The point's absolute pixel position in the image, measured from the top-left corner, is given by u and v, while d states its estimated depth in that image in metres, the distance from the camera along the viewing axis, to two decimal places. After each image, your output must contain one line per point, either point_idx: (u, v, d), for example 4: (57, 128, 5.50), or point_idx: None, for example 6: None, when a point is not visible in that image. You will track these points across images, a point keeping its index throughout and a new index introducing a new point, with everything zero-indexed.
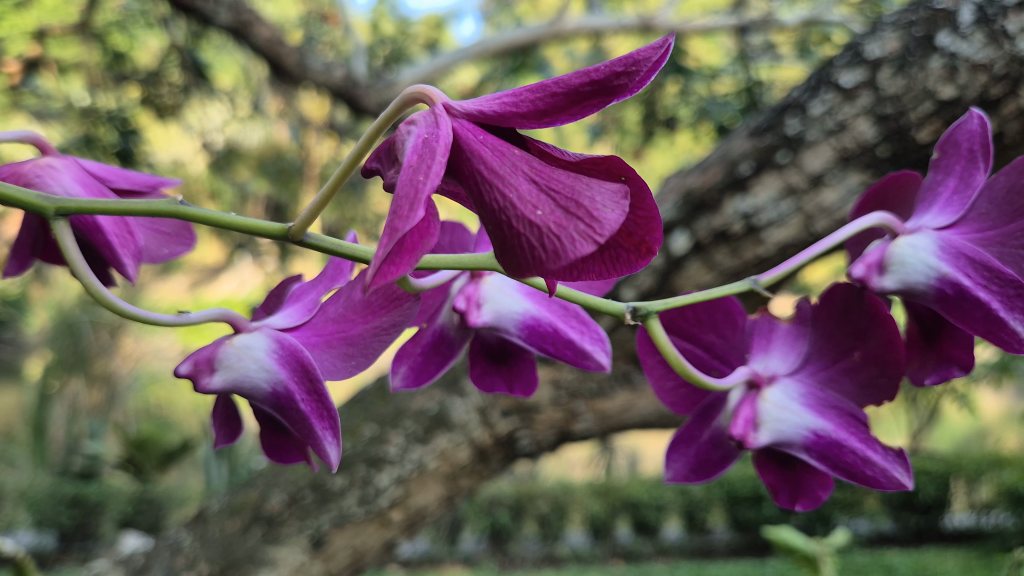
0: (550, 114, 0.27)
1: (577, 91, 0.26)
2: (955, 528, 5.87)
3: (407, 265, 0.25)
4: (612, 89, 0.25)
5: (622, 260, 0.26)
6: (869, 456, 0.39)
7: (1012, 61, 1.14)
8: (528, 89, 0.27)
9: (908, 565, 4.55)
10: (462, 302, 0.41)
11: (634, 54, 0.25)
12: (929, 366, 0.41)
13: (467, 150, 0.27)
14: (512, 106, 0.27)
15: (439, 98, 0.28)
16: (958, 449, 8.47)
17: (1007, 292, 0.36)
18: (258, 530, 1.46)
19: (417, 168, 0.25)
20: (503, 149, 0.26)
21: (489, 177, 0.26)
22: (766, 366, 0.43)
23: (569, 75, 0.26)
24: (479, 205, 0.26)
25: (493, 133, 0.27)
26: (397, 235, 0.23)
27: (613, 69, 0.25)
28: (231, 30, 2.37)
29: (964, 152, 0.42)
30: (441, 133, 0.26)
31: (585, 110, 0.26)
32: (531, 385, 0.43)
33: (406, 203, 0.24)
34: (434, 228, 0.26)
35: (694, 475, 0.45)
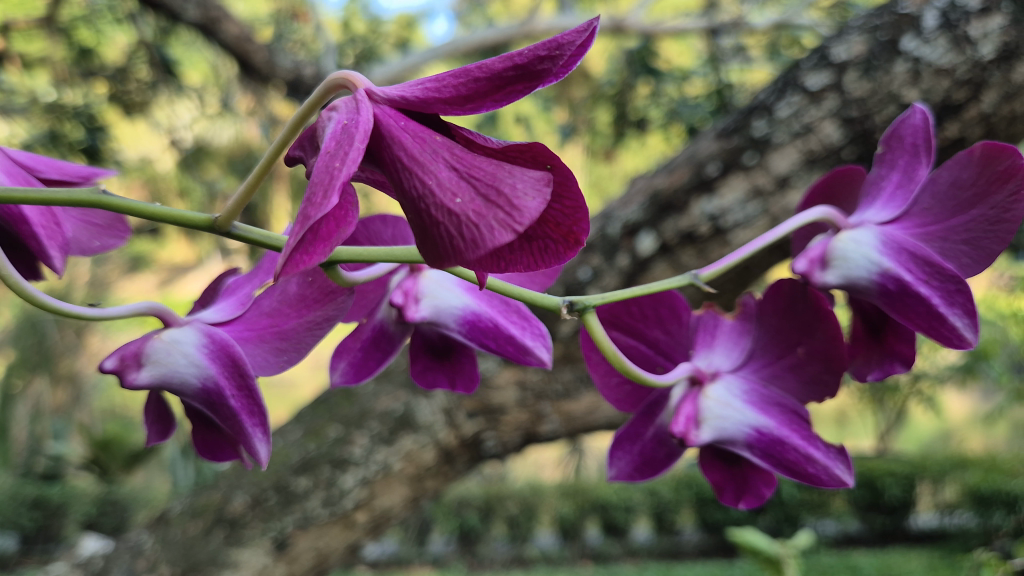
0: (472, 100, 0.26)
1: (500, 75, 0.25)
2: (920, 529, 5.94)
3: (321, 254, 0.24)
4: (538, 73, 0.25)
5: (550, 251, 0.26)
6: (810, 453, 0.38)
7: (974, 66, 1.21)
8: (451, 73, 0.26)
9: (874, 565, 4.59)
10: (400, 297, 0.40)
11: (559, 37, 0.24)
12: (872, 361, 0.41)
13: (387, 135, 0.26)
14: (435, 91, 0.26)
15: (361, 83, 0.27)
16: (925, 451, 8.55)
17: (948, 287, 0.36)
18: (220, 532, 1.44)
19: (334, 153, 0.24)
20: (424, 135, 0.25)
21: (409, 164, 0.25)
22: (709, 363, 0.42)
23: (491, 60, 0.26)
24: (398, 193, 0.25)
25: (414, 118, 0.26)
26: (309, 222, 0.22)
27: (537, 53, 0.25)
28: (199, 26, 2.36)
29: (907, 147, 0.41)
30: (361, 119, 0.25)
31: (510, 95, 0.25)
32: (473, 380, 0.42)
33: (321, 190, 0.23)
34: (353, 219, 0.25)
35: (639, 474, 0.44)
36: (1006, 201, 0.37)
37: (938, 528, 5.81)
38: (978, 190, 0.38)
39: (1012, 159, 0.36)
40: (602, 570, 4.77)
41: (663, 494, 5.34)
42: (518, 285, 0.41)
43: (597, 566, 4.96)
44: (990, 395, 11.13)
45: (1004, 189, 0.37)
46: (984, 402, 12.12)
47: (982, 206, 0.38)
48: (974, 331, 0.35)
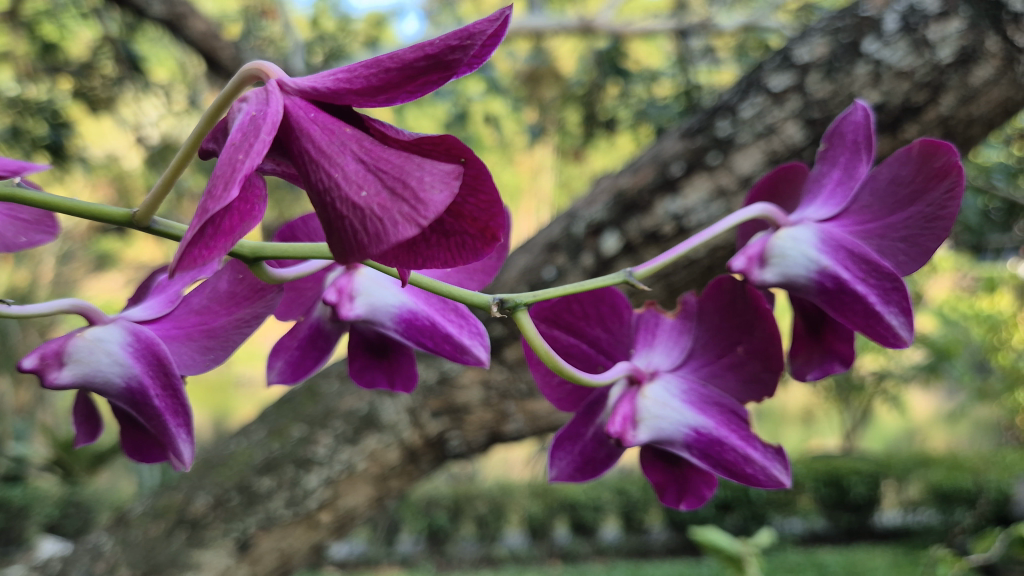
0: (385, 92, 0.26)
1: (411, 66, 0.25)
2: (884, 526, 6.01)
3: (221, 248, 0.24)
4: (448, 65, 0.25)
5: (468, 247, 0.25)
6: (749, 454, 0.38)
7: (932, 69, 1.30)
8: (363, 64, 0.26)
9: (840, 563, 4.63)
10: (333, 294, 0.39)
11: (469, 28, 0.24)
12: (812, 361, 0.41)
13: (297, 127, 0.25)
14: (346, 83, 0.26)
15: (276, 74, 0.27)
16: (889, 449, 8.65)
17: (884, 284, 0.36)
18: (182, 533, 1.43)
19: (238, 146, 0.24)
20: (333, 127, 0.25)
21: (317, 157, 0.25)
22: (649, 362, 0.41)
23: (404, 49, 0.26)
24: (306, 186, 0.24)
25: (326, 110, 0.26)
26: (207, 215, 0.22)
27: (449, 43, 0.25)
28: (165, 22, 2.34)
29: (848, 144, 0.41)
30: (270, 110, 0.25)
31: (421, 87, 0.25)
32: (412, 380, 0.42)
33: (221, 183, 0.23)
34: (259, 214, 0.25)
35: (580, 474, 0.42)
36: (943, 199, 0.37)
37: (901, 525, 5.89)
38: (917, 187, 0.38)
39: (948, 155, 0.37)
40: (572, 570, 4.75)
41: (632, 493, 5.36)
42: (455, 284, 0.41)
43: (565, 566, 4.96)
44: (951, 396, 11.31)
45: (939, 187, 0.37)
46: (946, 402, 12.30)
47: (920, 203, 0.37)
48: (910, 330, 0.35)
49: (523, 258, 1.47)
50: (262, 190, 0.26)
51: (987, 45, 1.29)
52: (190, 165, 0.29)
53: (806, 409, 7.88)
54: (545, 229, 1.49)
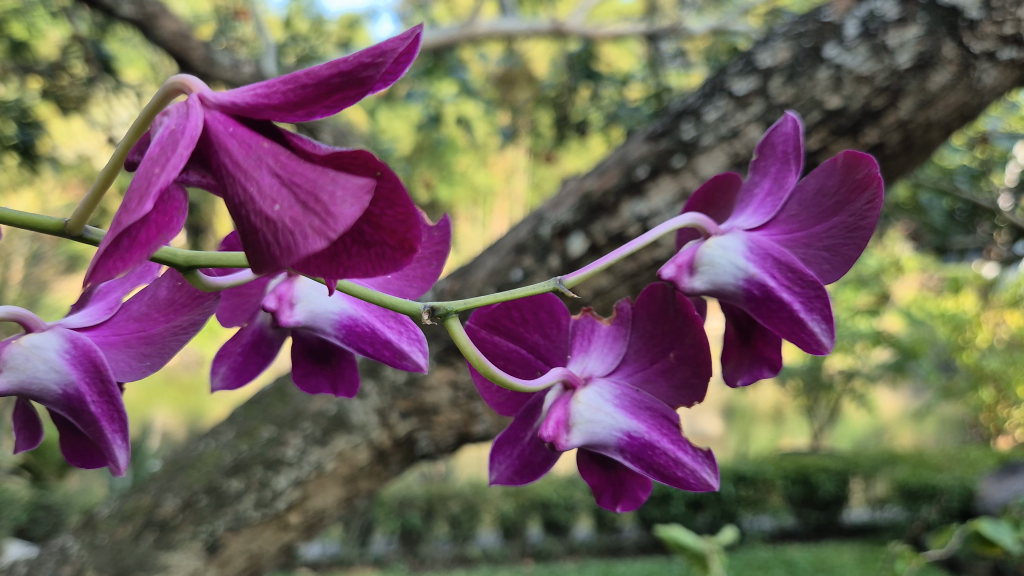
0: (304, 106, 0.27)
1: (326, 82, 0.26)
2: (853, 523, 6.06)
3: (138, 259, 0.25)
4: (362, 81, 0.26)
5: (389, 258, 0.26)
6: (679, 457, 0.39)
7: (892, 74, 1.33)
8: (281, 80, 0.27)
9: (807, 559, 4.67)
10: (274, 302, 0.41)
11: (381, 44, 0.25)
12: (743, 366, 0.41)
13: (214, 141, 0.27)
14: (264, 98, 0.27)
15: (198, 88, 0.28)
16: (858, 447, 8.73)
17: (807, 293, 0.37)
18: (149, 535, 1.42)
19: (155, 159, 0.25)
20: (251, 140, 0.26)
21: (233, 170, 0.26)
22: (584, 367, 0.42)
23: (320, 65, 0.27)
24: (222, 200, 0.26)
25: (245, 123, 0.27)
26: (121, 228, 0.23)
27: (362, 60, 0.26)
28: (135, 22, 2.34)
29: (780, 154, 0.42)
30: (190, 123, 0.26)
31: (340, 102, 0.26)
32: (354, 385, 0.44)
33: (136, 197, 0.24)
34: (176, 227, 0.26)
35: (520, 477, 0.44)
36: (863, 209, 0.38)
37: (869, 522, 5.95)
38: (841, 198, 0.39)
39: (869, 167, 0.38)
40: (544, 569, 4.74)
41: None
42: (390, 293, 0.43)
43: (537, 566, 4.95)
44: (919, 395, 11.46)
45: (861, 199, 0.38)
46: (915, 401, 12.45)
47: (843, 213, 0.39)
48: (830, 337, 0.37)
49: (490, 259, 1.48)
50: (181, 201, 0.27)
51: (943, 52, 1.33)
52: (117, 177, 0.29)
53: (776, 407, 7.94)
54: (513, 230, 1.50)
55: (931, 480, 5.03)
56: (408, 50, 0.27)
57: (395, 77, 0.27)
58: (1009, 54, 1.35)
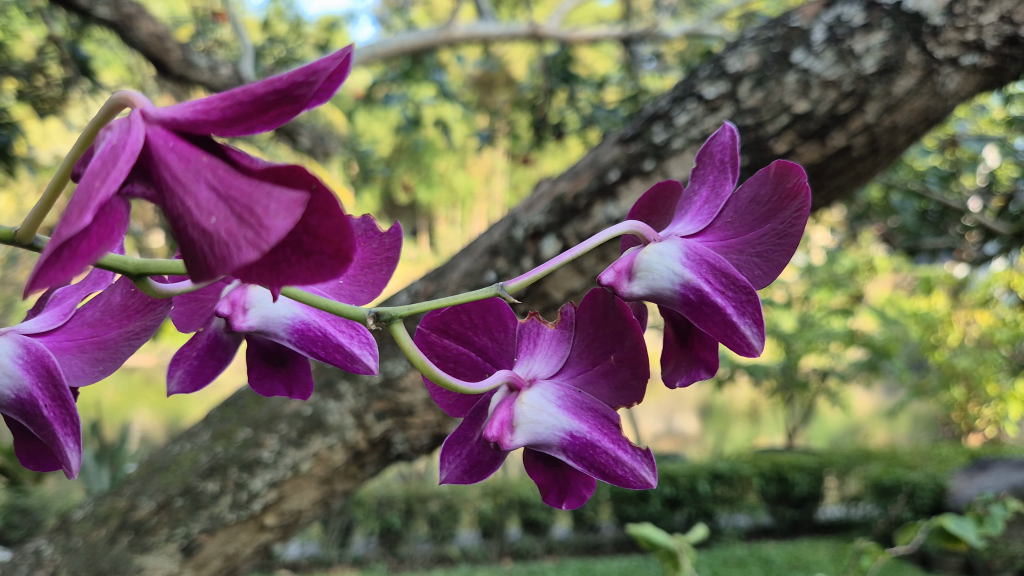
0: (241, 122, 0.28)
1: (262, 99, 0.28)
2: (828, 520, 6.12)
3: (78, 268, 0.26)
4: (296, 97, 0.28)
5: (326, 267, 0.28)
6: (619, 456, 0.40)
7: (858, 79, 1.36)
8: (218, 97, 0.29)
9: (782, 556, 4.71)
10: (227, 307, 0.43)
11: (313, 64, 0.27)
12: (681, 368, 0.42)
13: (156, 155, 0.28)
14: (203, 113, 0.29)
15: (141, 103, 0.30)
16: (834, 444, 8.81)
17: (741, 297, 0.38)
18: (124, 538, 1.42)
19: (95, 173, 0.27)
20: (189, 154, 0.28)
21: (171, 185, 0.28)
22: (529, 369, 0.44)
23: (256, 84, 0.28)
24: (162, 213, 0.27)
25: (186, 138, 0.29)
26: (57, 240, 0.24)
27: (296, 78, 0.28)
28: (112, 23, 2.26)
29: (717, 163, 0.42)
30: (130, 139, 0.28)
31: (271, 120, 0.28)
32: (307, 388, 0.47)
33: (77, 210, 0.25)
34: (115, 239, 0.27)
35: (469, 477, 0.46)
36: (792, 219, 0.39)
37: (844, 518, 6.01)
38: (772, 207, 0.40)
39: (798, 177, 0.39)
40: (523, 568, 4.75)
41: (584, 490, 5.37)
42: (335, 297, 0.46)
43: (516, 565, 4.95)
44: (892, 393, 11.60)
45: (791, 207, 0.39)
46: (889, 399, 12.61)
47: (775, 221, 0.39)
48: (760, 340, 0.38)
49: (465, 261, 1.50)
50: (123, 214, 0.28)
51: (908, 57, 1.36)
52: (64, 189, 0.31)
53: (752, 405, 7.97)
54: (487, 232, 1.51)
55: (905, 478, 5.09)
56: (341, 69, 0.29)
57: (328, 94, 0.29)
58: (972, 59, 1.37)
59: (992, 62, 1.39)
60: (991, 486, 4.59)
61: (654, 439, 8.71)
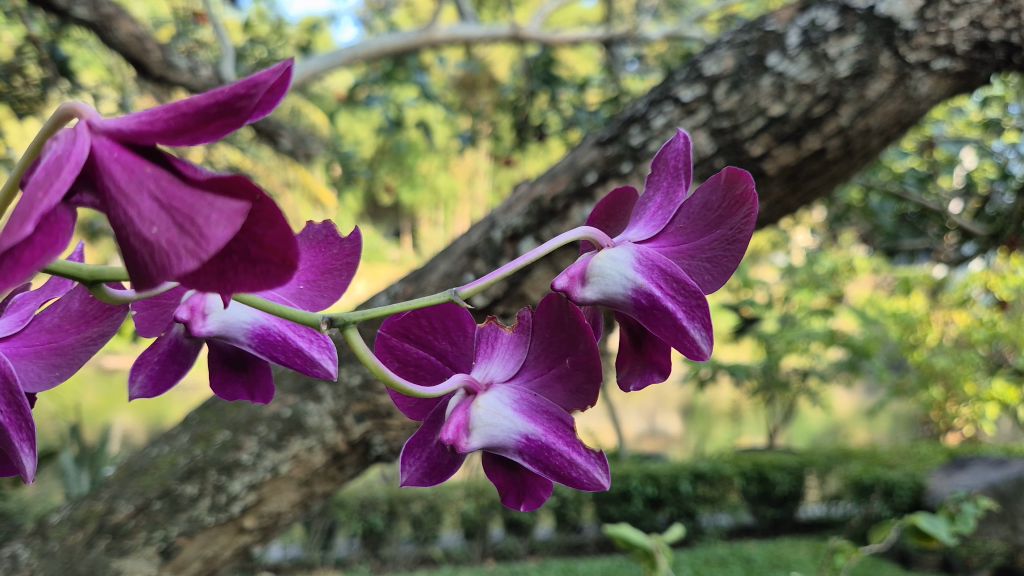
0: (185, 134, 0.29)
1: (205, 111, 0.29)
2: (808, 518, 6.16)
3: (20, 276, 0.26)
4: (237, 111, 0.28)
5: (271, 275, 0.28)
6: (572, 458, 0.41)
7: (832, 82, 1.37)
8: (163, 109, 0.29)
9: (763, 555, 4.74)
10: (187, 312, 0.44)
11: (254, 78, 0.28)
12: (636, 371, 0.43)
13: (101, 165, 0.29)
14: (147, 125, 0.29)
15: (88, 114, 0.30)
16: (814, 443, 8.86)
17: (690, 302, 0.39)
18: (102, 542, 1.42)
19: (39, 184, 0.27)
20: (134, 166, 0.28)
21: (115, 195, 0.28)
22: (485, 374, 0.44)
23: (199, 97, 0.29)
24: (106, 223, 0.28)
25: (131, 149, 0.29)
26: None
27: (236, 91, 0.28)
28: (91, 23, 2.25)
29: (671, 170, 0.43)
30: (75, 150, 0.28)
31: (213, 130, 0.29)
32: (269, 392, 0.47)
33: (18, 220, 0.25)
34: (58, 247, 0.27)
35: (429, 479, 0.46)
36: (741, 224, 0.40)
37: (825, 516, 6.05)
38: (722, 212, 0.41)
39: (746, 184, 0.40)
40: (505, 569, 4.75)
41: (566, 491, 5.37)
42: (295, 304, 0.46)
43: (498, 566, 4.95)
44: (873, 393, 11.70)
45: (739, 214, 0.40)
46: (869, 398, 12.71)
47: (724, 227, 0.40)
48: (708, 344, 0.38)
49: (443, 263, 1.50)
50: (69, 223, 0.28)
51: (881, 61, 1.37)
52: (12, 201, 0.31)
53: (734, 404, 7.99)
54: (465, 234, 1.51)
55: (884, 476, 5.13)
56: (283, 83, 0.30)
57: (272, 107, 0.29)
58: (943, 64, 1.40)
59: (962, 66, 1.42)
60: (966, 485, 4.66)
61: (638, 439, 8.72)
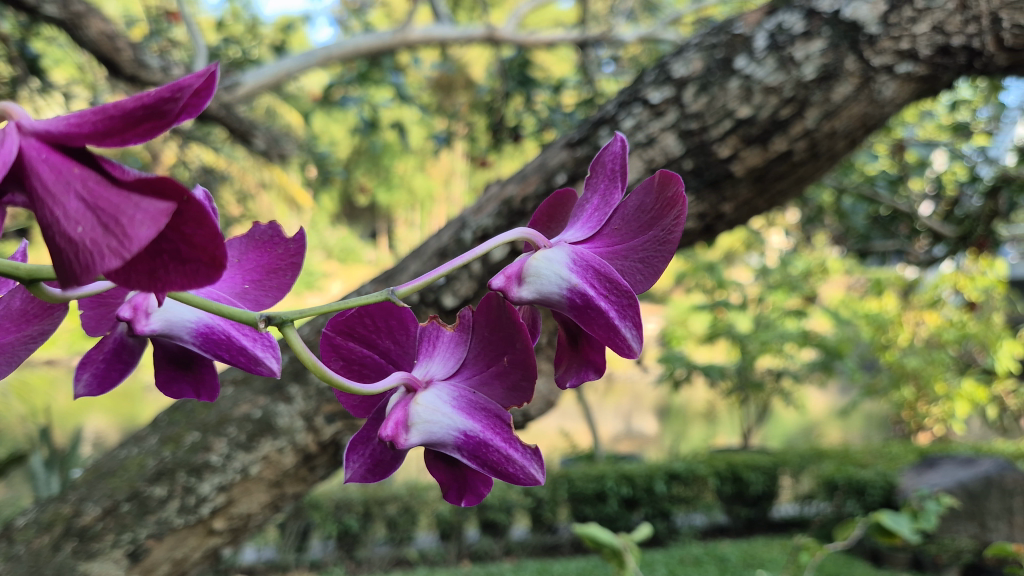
0: (114, 136, 0.28)
1: (132, 113, 0.27)
2: (782, 518, 6.19)
3: None
4: (163, 114, 0.27)
5: (202, 273, 0.27)
6: (508, 454, 0.41)
7: (797, 85, 1.39)
8: (91, 111, 0.28)
9: (737, 555, 4.76)
10: (130, 311, 0.44)
11: (178, 82, 0.27)
12: (573, 369, 0.44)
13: (29, 166, 0.28)
14: (76, 126, 0.28)
15: (19, 116, 0.29)
16: (788, 444, 8.92)
17: (621, 301, 0.40)
18: (69, 545, 1.41)
19: None
20: (62, 167, 0.27)
21: (42, 197, 0.27)
22: (426, 371, 0.45)
23: (127, 98, 0.27)
24: (34, 224, 0.27)
25: (59, 149, 0.28)
26: None
27: (163, 94, 0.27)
28: (62, 21, 2.23)
29: (607, 171, 0.44)
30: (4, 151, 0.28)
31: (140, 134, 0.28)
32: (215, 389, 0.47)
33: None
34: None
35: (373, 475, 0.46)
36: (672, 224, 0.41)
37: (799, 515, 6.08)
38: (655, 213, 0.41)
39: (677, 186, 0.40)
40: (481, 569, 4.73)
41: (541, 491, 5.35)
42: (241, 300, 0.46)
43: (474, 566, 4.94)
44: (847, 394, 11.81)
45: (670, 216, 0.41)
46: (843, 399, 12.84)
47: (656, 228, 0.41)
48: (638, 343, 0.39)
49: (414, 263, 1.50)
50: None
51: (846, 65, 1.39)
52: None
53: (710, 405, 8.02)
54: (436, 235, 1.51)
55: (856, 476, 5.20)
56: (209, 85, 0.28)
57: (201, 108, 0.28)
58: (906, 68, 1.42)
59: (925, 70, 1.44)
60: (936, 483, 4.71)
61: (614, 440, 8.73)
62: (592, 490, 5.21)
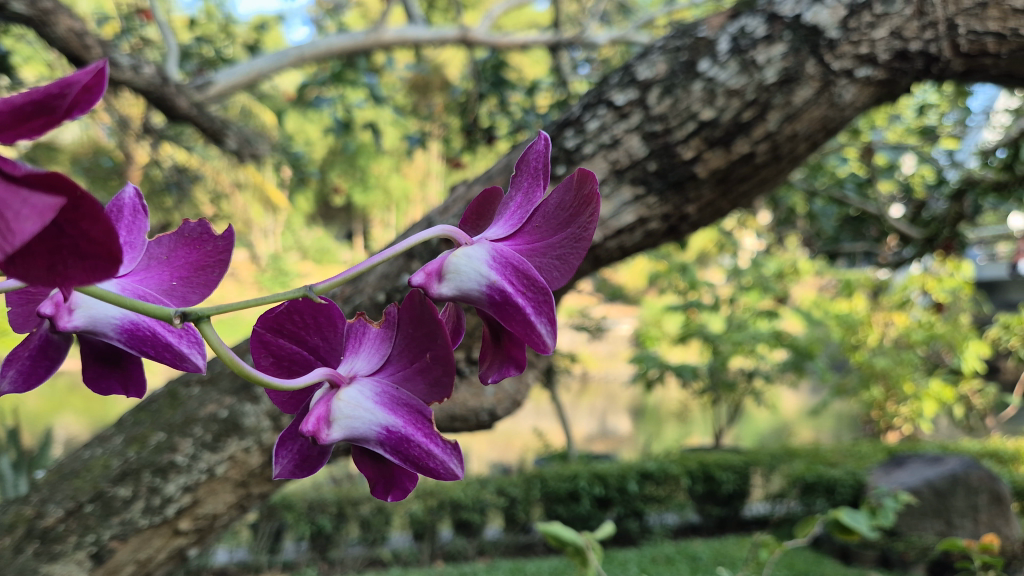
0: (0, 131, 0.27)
1: (20, 108, 0.27)
2: (753, 516, 6.22)
3: None
4: (52, 110, 0.27)
5: (99, 267, 0.27)
6: (429, 449, 0.42)
7: (759, 88, 1.41)
8: None
9: (709, 553, 4.79)
10: (52, 307, 0.44)
11: (67, 76, 0.26)
12: (496, 365, 0.45)
13: None
14: None
15: None
16: (759, 444, 8.99)
17: (538, 297, 0.41)
18: (31, 547, 1.39)
19: None
20: None
21: None
22: (350, 368, 0.45)
23: (14, 93, 0.27)
24: None
25: None
26: None
27: (51, 90, 0.26)
28: (29, 18, 2.21)
29: (530, 170, 0.45)
30: None
31: (31, 129, 0.27)
32: (142, 386, 0.48)
33: None
34: None
35: (300, 471, 0.47)
36: (588, 222, 0.42)
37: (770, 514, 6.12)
38: (573, 212, 0.43)
39: (592, 185, 0.42)
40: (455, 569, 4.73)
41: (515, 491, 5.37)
42: (168, 296, 0.46)
43: (448, 566, 4.93)
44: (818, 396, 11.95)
45: (586, 214, 0.42)
46: (814, 400, 12.98)
47: (573, 226, 0.43)
48: (551, 337, 0.40)
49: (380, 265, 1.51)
50: None
51: (806, 69, 1.41)
52: None
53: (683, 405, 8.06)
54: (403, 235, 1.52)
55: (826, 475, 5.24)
56: (99, 84, 0.28)
57: (90, 106, 0.28)
58: (866, 72, 1.44)
59: (884, 75, 1.47)
60: (906, 482, 4.77)
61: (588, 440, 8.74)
62: (566, 489, 5.23)
